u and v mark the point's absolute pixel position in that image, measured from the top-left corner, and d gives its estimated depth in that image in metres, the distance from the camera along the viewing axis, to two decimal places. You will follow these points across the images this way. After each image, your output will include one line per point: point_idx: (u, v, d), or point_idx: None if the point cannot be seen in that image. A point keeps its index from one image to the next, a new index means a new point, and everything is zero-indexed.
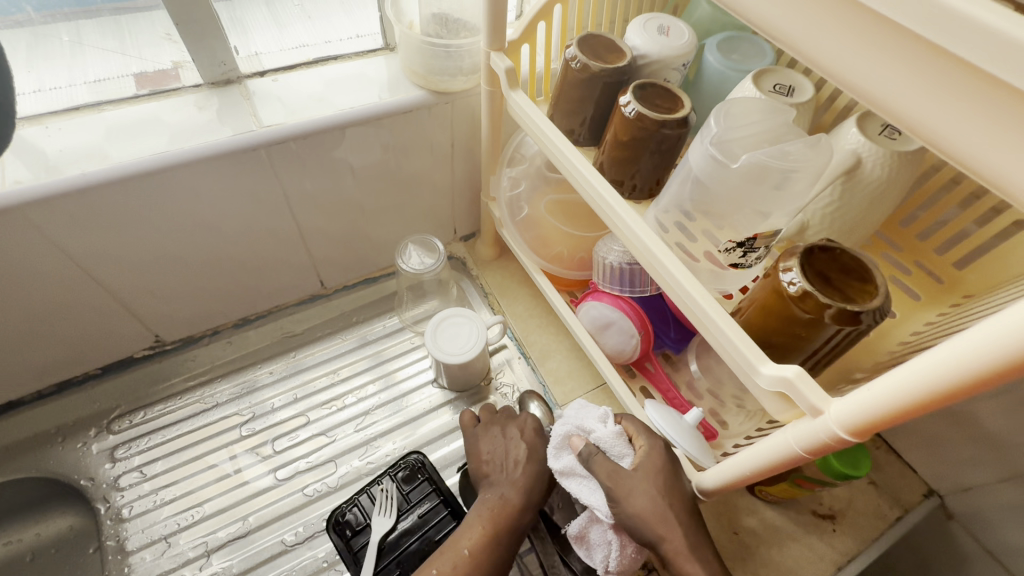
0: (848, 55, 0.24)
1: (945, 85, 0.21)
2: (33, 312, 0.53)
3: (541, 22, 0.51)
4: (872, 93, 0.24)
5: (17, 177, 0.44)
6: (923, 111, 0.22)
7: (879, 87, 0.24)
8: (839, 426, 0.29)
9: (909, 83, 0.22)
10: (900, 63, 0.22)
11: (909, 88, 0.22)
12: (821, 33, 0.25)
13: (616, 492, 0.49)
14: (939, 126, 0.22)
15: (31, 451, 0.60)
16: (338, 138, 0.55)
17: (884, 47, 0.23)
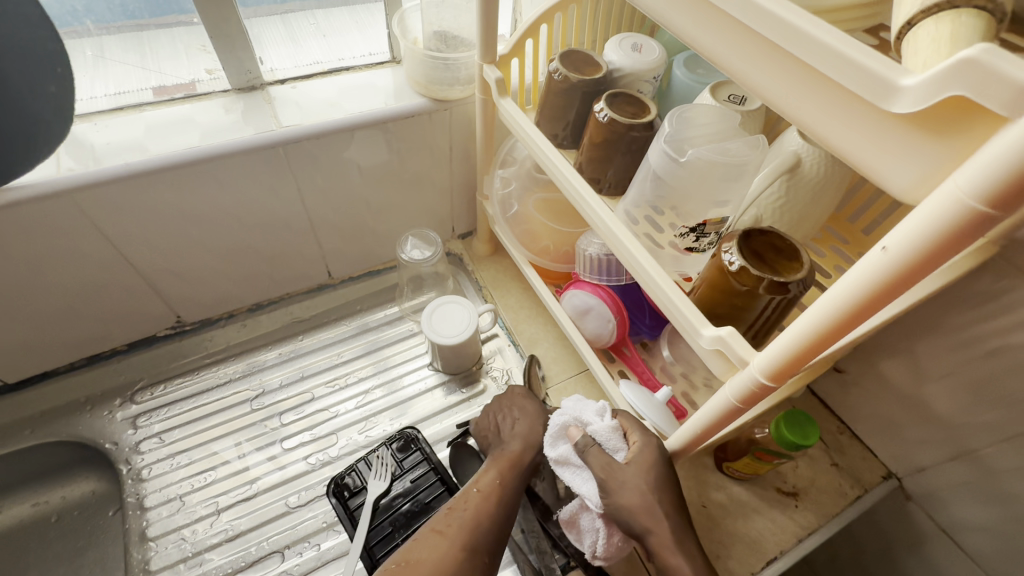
0: (744, 64, 0.28)
1: (812, 89, 0.25)
2: (72, 289, 0.59)
3: (528, 39, 0.58)
4: (765, 98, 0.28)
5: (70, 165, 0.51)
6: (801, 111, 0.26)
7: (770, 92, 0.28)
8: (759, 373, 0.35)
9: (789, 89, 0.26)
10: (781, 72, 0.26)
11: (792, 95, 0.26)
12: (723, 46, 0.29)
13: (608, 484, 0.52)
14: (813, 124, 0.26)
15: (61, 418, 0.66)
16: (348, 139, 0.61)
17: (771, 62, 0.27)
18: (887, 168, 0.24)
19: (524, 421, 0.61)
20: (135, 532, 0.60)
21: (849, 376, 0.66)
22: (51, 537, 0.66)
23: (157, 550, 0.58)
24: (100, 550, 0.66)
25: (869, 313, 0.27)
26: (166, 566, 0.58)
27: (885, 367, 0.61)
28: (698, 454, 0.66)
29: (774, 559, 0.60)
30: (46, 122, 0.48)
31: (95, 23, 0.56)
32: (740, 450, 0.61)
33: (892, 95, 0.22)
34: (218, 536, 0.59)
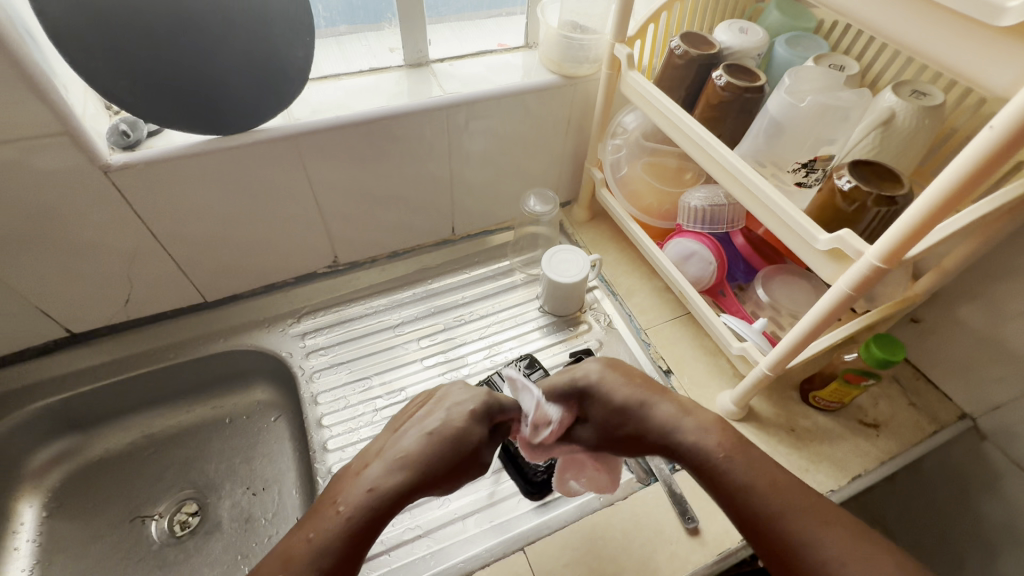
0: (886, 19, 0.41)
1: (943, 26, 0.37)
2: (271, 223, 0.73)
3: (651, 24, 0.70)
4: (904, 40, 0.40)
5: (298, 116, 0.65)
6: (933, 44, 0.39)
7: (907, 34, 0.40)
8: (875, 257, 0.44)
9: (923, 30, 0.39)
10: (919, 19, 0.39)
11: (904, 23, 0.40)
12: (868, 7, 0.42)
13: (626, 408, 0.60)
14: (942, 51, 0.38)
15: (245, 332, 0.80)
16: (495, 105, 0.74)
17: (886, 4, 0.40)
18: (973, 57, 0.37)
19: (434, 432, 0.55)
20: (311, 420, 0.72)
21: (926, 325, 0.74)
22: (228, 434, 0.81)
23: (330, 434, 0.71)
24: (265, 447, 0.80)
25: (973, 187, 0.37)
26: (338, 446, 0.70)
27: (962, 312, 0.69)
28: (784, 388, 0.75)
29: (858, 476, 0.67)
30: (292, 76, 0.60)
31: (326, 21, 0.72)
32: (827, 378, 0.69)
33: (997, 15, 0.33)
34: (378, 428, 0.71)
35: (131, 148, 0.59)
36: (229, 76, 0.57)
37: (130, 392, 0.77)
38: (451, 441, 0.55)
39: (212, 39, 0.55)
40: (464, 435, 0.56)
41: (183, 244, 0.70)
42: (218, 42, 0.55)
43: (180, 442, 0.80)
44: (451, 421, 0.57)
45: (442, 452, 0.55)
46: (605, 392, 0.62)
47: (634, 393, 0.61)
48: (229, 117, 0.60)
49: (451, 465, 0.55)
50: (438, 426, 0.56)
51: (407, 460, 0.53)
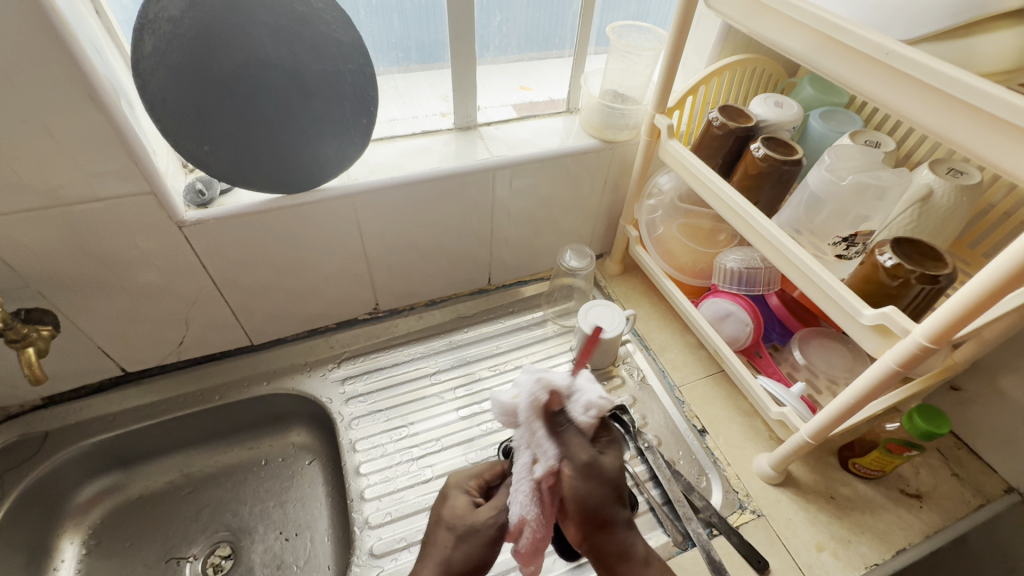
0: (937, 120, 0.41)
1: (1002, 133, 0.37)
2: (319, 272, 0.77)
3: (689, 97, 0.74)
4: (959, 143, 0.40)
5: (355, 177, 0.70)
6: (989, 150, 0.38)
7: (961, 137, 0.40)
8: (923, 337, 0.45)
9: (977, 137, 0.39)
10: (972, 124, 0.39)
11: (950, 123, 0.40)
12: (916, 106, 0.42)
13: (589, 469, 0.51)
14: (998, 155, 0.38)
15: (287, 376, 0.82)
16: (537, 167, 0.78)
17: (931, 103, 0.41)
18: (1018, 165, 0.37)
19: (448, 531, 0.54)
20: (348, 468, 0.73)
21: (967, 393, 0.73)
22: (263, 476, 0.82)
23: (367, 483, 0.71)
24: (299, 491, 0.81)
25: (1016, 284, 0.39)
26: (375, 496, 0.70)
27: (1005, 384, 0.68)
28: (822, 454, 0.74)
29: (902, 550, 0.66)
30: (353, 139, 0.65)
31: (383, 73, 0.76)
32: (867, 446, 0.68)
33: None
34: (414, 479, 0.72)
35: (205, 206, 0.64)
36: (298, 137, 0.62)
37: (172, 432, 0.79)
38: (466, 535, 0.53)
39: (286, 104, 0.60)
40: (479, 532, 0.53)
41: (239, 290, 0.73)
42: (296, 112, 0.61)
43: (216, 483, 0.81)
44: (461, 518, 0.55)
45: (458, 547, 0.53)
46: (577, 443, 0.53)
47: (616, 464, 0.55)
48: (290, 177, 0.64)
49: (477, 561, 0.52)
50: (454, 528, 0.54)
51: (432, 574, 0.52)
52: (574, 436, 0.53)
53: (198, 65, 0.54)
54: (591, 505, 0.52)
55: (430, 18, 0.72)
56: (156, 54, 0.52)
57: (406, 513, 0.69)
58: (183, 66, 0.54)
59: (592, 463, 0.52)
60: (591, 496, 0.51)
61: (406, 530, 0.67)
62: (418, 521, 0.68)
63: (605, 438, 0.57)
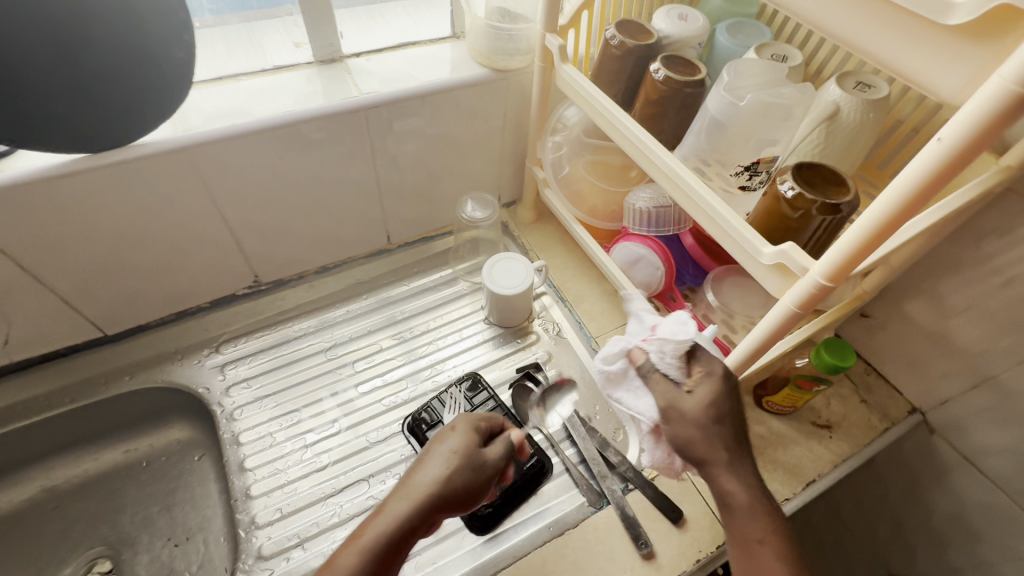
0: (813, 8, 0.37)
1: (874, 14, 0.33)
2: (171, 245, 0.65)
3: (585, 11, 0.64)
4: (829, 31, 0.37)
5: (184, 127, 0.57)
6: (858, 35, 0.35)
7: (831, 23, 0.36)
8: (820, 276, 0.40)
9: (851, 21, 0.35)
10: (858, 14, 0.34)
11: (838, 15, 0.36)
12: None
13: (668, 413, 0.47)
14: (878, 46, 0.34)
15: (155, 367, 0.71)
16: (419, 105, 0.67)
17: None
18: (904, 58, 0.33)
19: (451, 456, 0.46)
20: (232, 464, 0.65)
21: (876, 320, 0.72)
22: (144, 478, 0.73)
23: (254, 478, 0.64)
24: (188, 491, 0.72)
25: (912, 211, 0.34)
26: (264, 492, 0.63)
27: (910, 308, 0.67)
28: (738, 394, 0.72)
29: (812, 482, 0.66)
30: (172, 81, 0.53)
31: (212, 14, 0.65)
32: (779, 383, 0.67)
33: (946, 13, 0.29)
34: (308, 467, 0.65)
35: None
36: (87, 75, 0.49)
37: (21, 445, 0.68)
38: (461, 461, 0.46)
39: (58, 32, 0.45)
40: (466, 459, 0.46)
41: (66, 276, 0.61)
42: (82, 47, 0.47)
43: (88, 494, 0.71)
44: (462, 453, 0.47)
45: (457, 473, 0.46)
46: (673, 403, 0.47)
47: (706, 401, 0.46)
48: (101, 132, 0.52)
49: (466, 495, 0.46)
50: (456, 455, 0.46)
51: (417, 494, 0.44)
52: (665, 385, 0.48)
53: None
54: (696, 455, 0.46)
55: None
56: None
57: (300, 506, 0.62)
58: None
59: (672, 405, 0.47)
60: (682, 435, 0.47)
61: (298, 526, 0.61)
62: (314, 513, 0.62)
63: (700, 372, 0.48)
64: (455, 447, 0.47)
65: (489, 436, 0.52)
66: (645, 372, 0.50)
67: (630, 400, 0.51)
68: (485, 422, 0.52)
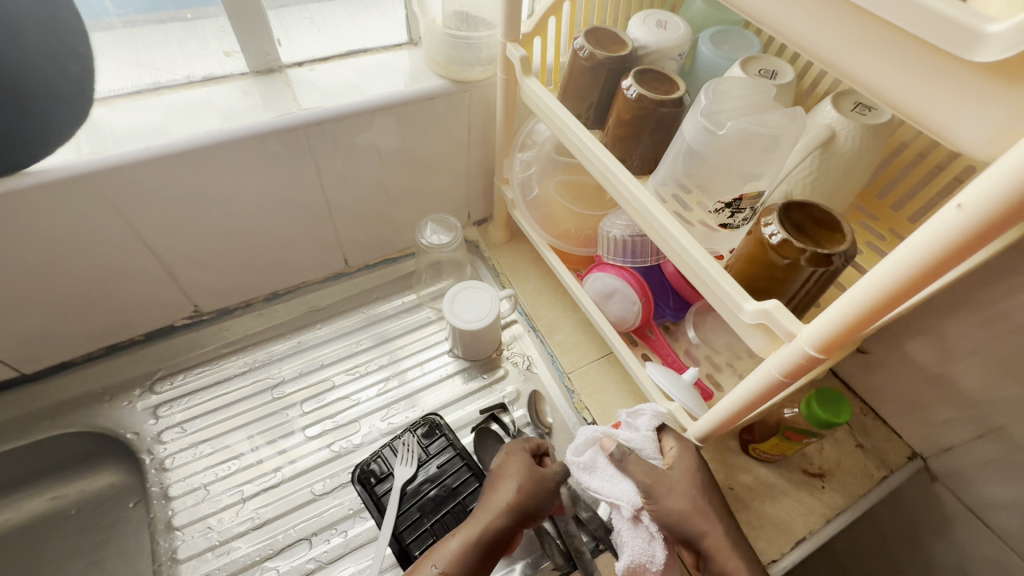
0: (789, 20, 0.30)
1: (871, 40, 0.26)
2: (88, 278, 0.58)
3: (552, 17, 0.57)
4: (808, 48, 0.30)
5: (90, 149, 0.50)
6: (845, 57, 0.28)
7: (811, 40, 0.29)
8: (809, 345, 0.34)
9: (838, 38, 0.28)
10: (846, 30, 0.27)
11: (821, 31, 0.28)
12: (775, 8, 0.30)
13: (655, 490, 0.52)
14: (869, 72, 0.27)
15: (80, 409, 0.65)
16: (369, 122, 0.60)
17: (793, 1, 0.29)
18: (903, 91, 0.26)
19: (520, 482, 0.52)
20: (160, 522, 0.59)
21: (873, 357, 0.65)
22: (73, 529, 0.66)
23: (183, 538, 0.58)
24: (121, 542, 0.65)
25: (920, 286, 0.27)
26: (193, 554, 0.57)
27: (911, 347, 0.60)
28: (723, 438, 0.66)
29: (802, 540, 0.60)
30: (66, 101, 0.47)
31: (120, 18, 0.56)
32: (767, 430, 0.60)
33: (965, 39, 0.22)
34: (244, 525, 0.59)
35: None
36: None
37: None
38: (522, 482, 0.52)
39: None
40: (533, 482, 0.52)
41: None
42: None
43: (9, 547, 0.65)
44: (533, 473, 0.53)
45: (530, 495, 0.51)
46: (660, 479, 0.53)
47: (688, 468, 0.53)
48: None
49: (539, 510, 0.52)
50: (523, 483, 0.52)
51: (501, 512, 0.50)
52: (636, 462, 0.53)
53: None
54: (691, 528, 0.52)
55: None
56: None
57: (232, 572, 0.56)
58: None
59: (655, 482, 0.52)
60: (677, 505, 0.52)
61: None
62: None
63: (672, 448, 0.55)
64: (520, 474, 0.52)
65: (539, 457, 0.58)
66: (620, 458, 0.54)
67: (606, 485, 0.53)
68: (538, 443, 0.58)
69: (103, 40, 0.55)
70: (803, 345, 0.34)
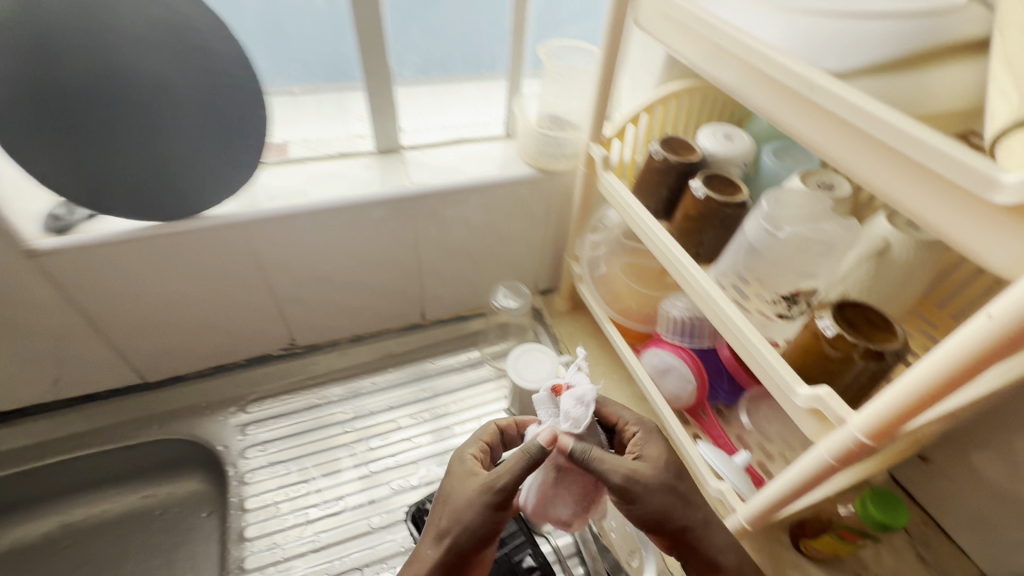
0: (842, 152, 0.36)
1: (917, 179, 0.32)
2: (218, 306, 0.69)
3: (631, 125, 0.67)
4: (857, 175, 0.36)
5: (248, 202, 0.62)
6: (890, 185, 0.34)
7: (859, 169, 0.35)
8: (859, 431, 0.37)
9: (882, 171, 0.34)
10: (890, 165, 0.33)
11: (867, 163, 0.35)
12: (829, 140, 0.37)
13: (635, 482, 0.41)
14: (910, 200, 0.33)
15: (183, 419, 0.74)
16: (464, 197, 0.70)
17: (844, 136, 0.36)
18: (939, 217, 0.31)
19: (452, 504, 0.42)
20: (233, 531, 0.64)
21: (936, 466, 0.64)
22: (155, 528, 0.73)
23: (251, 550, 0.63)
24: (192, 548, 0.72)
25: (961, 384, 0.31)
26: (258, 567, 0.62)
27: (977, 460, 0.59)
28: (772, 530, 0.65)
29: None
30: (240, 165, 0.58)
31: (296, 86, 0.70)
32: (819, 526, 0.60)
33: (987, 185, 0.28)
34: (305, 546, 0.64)
35: (63, 232, 0.56)
36: (161, 137, 0.54)
37: (48, 481, 0.70)
38: (452, 513, 0.42)
39: (159, 91, 0.52)
40: (470, 512, 0.41)
41: (120, 325, 0.65)
42: (172, 112, 0.53)
43: (100, 536, 0.72)
44: (466, 492, 0.42)
45: (465, 525, 0.41)
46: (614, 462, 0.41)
47: (658, 460, 0.44)
48: (169, 206, 0.57)
49: (486, 540, 0.42)
50: (450, 503, 0.43)
51: (436, 549, 0.42)
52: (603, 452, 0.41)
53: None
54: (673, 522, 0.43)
55: (340, 35, 0.66)
56: None
57: None
58: (17, 77, 0.46)
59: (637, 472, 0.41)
60: (653, 503, 0.42)
61: None
62: None
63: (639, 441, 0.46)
64: (453, 499, 0.43)
65: (488, 454, 0.49)
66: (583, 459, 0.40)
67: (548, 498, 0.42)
68: (480, 447, 0.48)
69: (278, 101, 0.71)
70: (854, 430, 0.37)
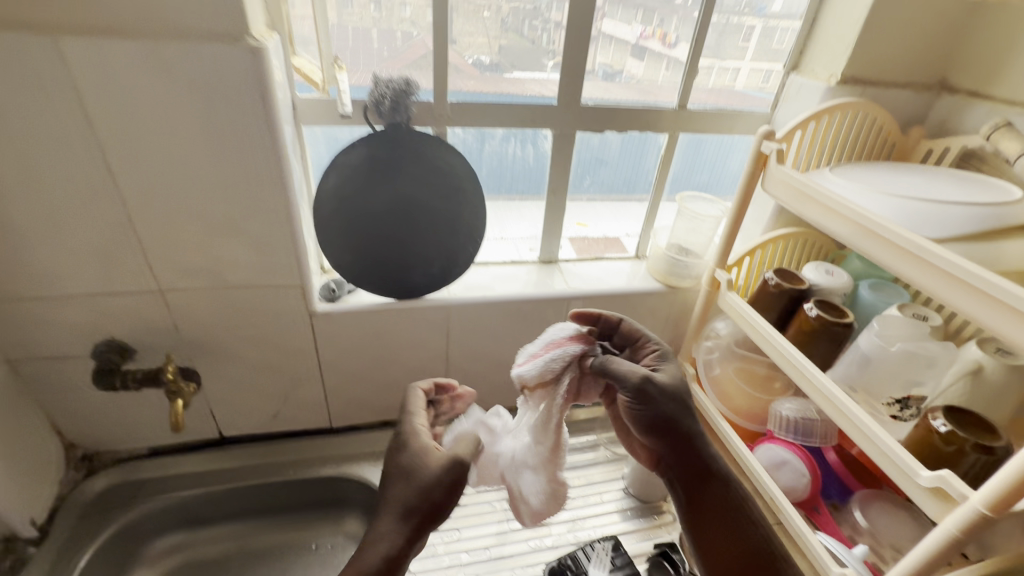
0: (941, 289, 0.51)
1: (1009, 317, 0.46)
2: (406, 369, 0.87)
3: (746, 258, 0.85)
4: (957, 306, 0.50)
5: (452, 291, 0.83)
6: (983, 316, 0.48)
7: (958, 302, 0.50)
8: (982, 505, 0.47)
9: (977, 305, 0.48)
10: (981, 302, 0.48)
11: (964, 299, 0.49)
12: (930, 281, 0.52)
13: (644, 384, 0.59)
14: (1000, 327, 0.47)
15: (355, 462, 0.87)
16: (607, 301, 0.88)
17: (943, 280, 0.51)
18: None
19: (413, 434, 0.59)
20: None
21: None
22: (314, 559, 0.84)
23: None
24: None
25: None
26: None
27: None
28: None
29: None
30: (459, 262, 0.79)
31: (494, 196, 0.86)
32: None
33: None
34: None
35: (333, 300, 0.78)
36: (415, 242, 0.76)
37: (243, 500, 0.85)
38: (411, 455, 0.58)
39: (424, 213, 0.75)
40: (420, 443, 0.58)
41: (336, 375, 0.83)
42: (426, 225, 0.75)
43: (270, 559, 0.84)
44: (410, 435, 0.59)
45: (415, 453, 0.57)
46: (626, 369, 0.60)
47: (671, 376, 0.62)
48: (405, 288, 0.78)
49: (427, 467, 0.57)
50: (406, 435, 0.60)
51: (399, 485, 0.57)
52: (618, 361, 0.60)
53: (395, 142, 0.70)
54: (675, 424, 0.60)
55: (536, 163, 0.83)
56: (334, 189, 0.70)
57: None
58: (349, 198, 0.71)
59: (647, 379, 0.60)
60: (663, 403, 0.60)
61: None
62: None
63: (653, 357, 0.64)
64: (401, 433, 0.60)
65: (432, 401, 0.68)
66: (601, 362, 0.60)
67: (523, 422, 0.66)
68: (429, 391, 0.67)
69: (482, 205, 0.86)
70: (977, 505, 0.47)
